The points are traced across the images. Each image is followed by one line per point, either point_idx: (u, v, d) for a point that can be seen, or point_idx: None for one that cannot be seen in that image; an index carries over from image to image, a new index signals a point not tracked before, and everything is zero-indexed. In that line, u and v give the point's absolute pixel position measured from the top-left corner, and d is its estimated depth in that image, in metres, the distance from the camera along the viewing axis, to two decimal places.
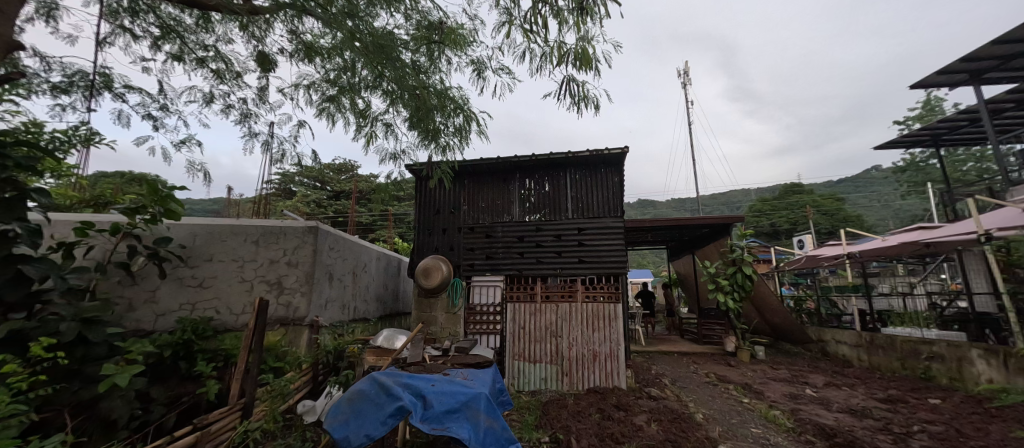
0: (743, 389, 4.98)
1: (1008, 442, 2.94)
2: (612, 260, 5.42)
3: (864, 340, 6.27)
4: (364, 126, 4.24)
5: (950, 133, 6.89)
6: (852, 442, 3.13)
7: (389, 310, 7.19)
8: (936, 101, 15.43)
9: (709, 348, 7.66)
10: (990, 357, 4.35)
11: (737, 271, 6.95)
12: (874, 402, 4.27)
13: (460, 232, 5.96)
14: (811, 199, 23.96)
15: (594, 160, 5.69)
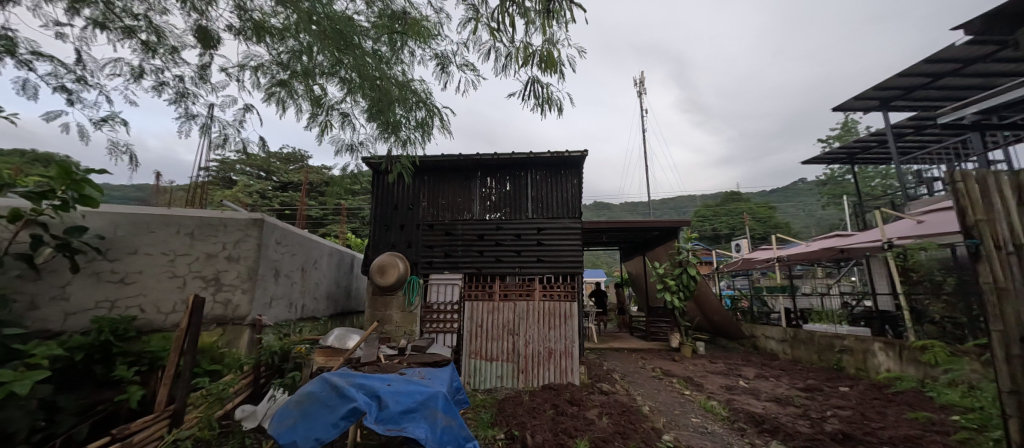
0: (685, 382, 5.32)
1: (901, 423, 3.39)
2: (570, 260, 5.57)
3: (789, 335, 6.94)
4: (319, 114, 4.03)
5: (863, 152, 7.80)
6: (776, 427, 3.45)
7: (340, 308, 6.88)
8: (853, 124, 17.44)
9: (657, 344, 8.10)
10: (889, 349, 4.98)
11: (683, 272, 7.41)
12: (795, 391, 4.74)
13: (418, 229, 5.84)
14: (749, 206, 26.14)
15: (555, 162, 5.82)
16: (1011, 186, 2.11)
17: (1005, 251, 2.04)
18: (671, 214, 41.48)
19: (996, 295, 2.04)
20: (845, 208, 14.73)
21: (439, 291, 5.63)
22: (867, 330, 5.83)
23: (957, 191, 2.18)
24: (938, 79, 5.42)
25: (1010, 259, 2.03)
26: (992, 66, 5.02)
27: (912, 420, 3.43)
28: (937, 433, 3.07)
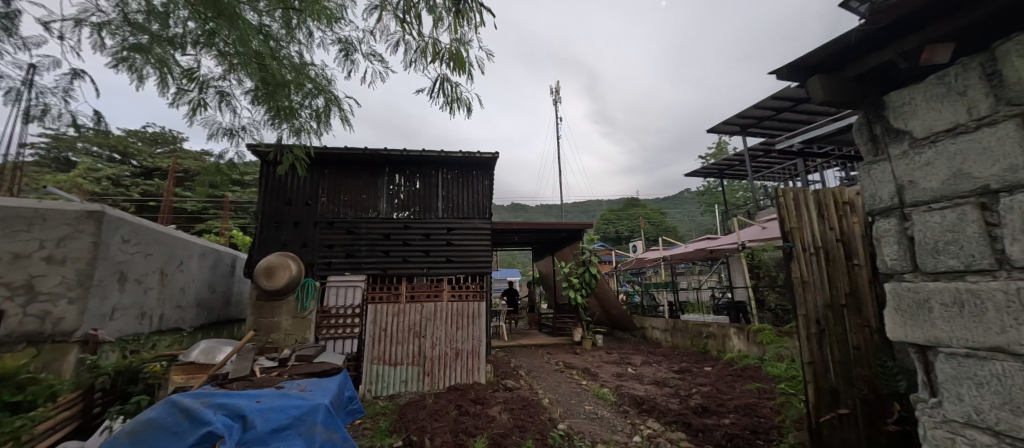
0: (582, 373, 5.73)
1: (742, 394, 4.13)
2: (479, 260, 5.63)
3: (670, 325, 7.97)
4: (189, 91, 3.46)
5: (728, 169, 9.32)
6: (652, 407, 3.94)
7: (214, 317, 5.96)
8: (724, 144, 20.85)
9: (562, 339, 8.67)
10: (740, 333, 6.01)
11: (586, 271, 8.08)
12: (671, 374, 5.47)
13: (316, 227, 5.36)
14: (647, 212, 29.54)
15: (469, 161, 5.84)
16: (813, 203, 2.70)
17: (809, 252, 2.59)
18: (586, 217, 44.69)
19: (800, 287, 2.53)
20: (717, 215, 17.54)
21: (338, 293, 5.32)
22: (726, 318, 6.99)
23: (780, 204, 2.68)
24: (778, 113, 6.70)
25: (810, 258, 2.58)
26: (812, 107, 6.38)
27: (751, 392, 4.18)
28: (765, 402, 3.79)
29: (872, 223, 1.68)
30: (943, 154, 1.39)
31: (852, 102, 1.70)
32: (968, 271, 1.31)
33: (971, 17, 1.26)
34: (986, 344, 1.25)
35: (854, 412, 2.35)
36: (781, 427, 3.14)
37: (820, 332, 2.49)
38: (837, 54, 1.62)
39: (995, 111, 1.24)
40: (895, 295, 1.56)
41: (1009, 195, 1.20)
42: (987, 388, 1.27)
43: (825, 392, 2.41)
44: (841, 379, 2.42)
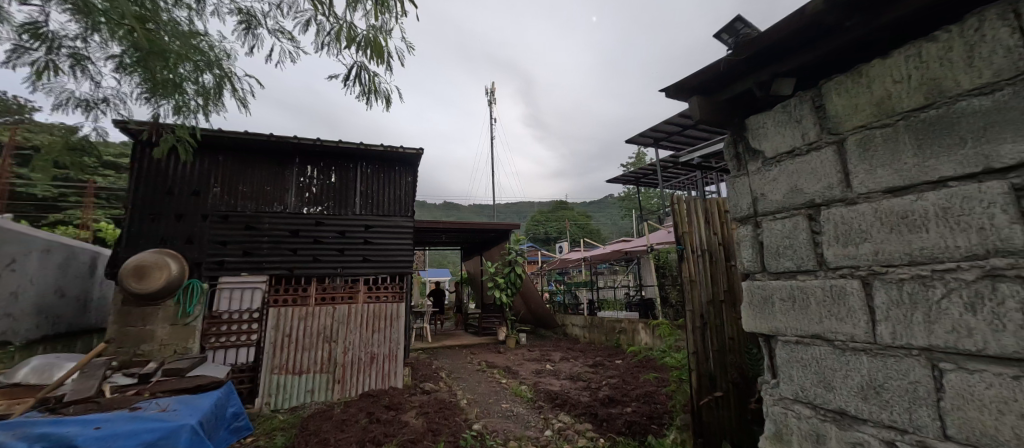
0: (503, 371, 6.02)
1: (639, 383, 4.59)
2: (397, 260, 5.70)
3: (588, 321, 8.44)
4: (30, 49, 2.77)
5: (642, 178, 10.21)
6: (564, 401, 4.15)
7: (60, 327, 4.89)
8: (643, 155, 22.93)
9: (486, 339, 8.86)
10: (646, 328, 6.63)
11: (511, 270, 8.53)
12: (586, 367, 5.83)
13: (208, 221, 5.04)
14: (577, 215, 31.35)
15: (388, 157, 5.88)
16: (701, 211, 3.07)
17: (696, 254, 2.94)
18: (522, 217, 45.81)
19: (689, 285, 2.87)
20: (635, 219, 19.25)
21: (230, 297, 5.00)
22: (635, 314, 7.72)
23: (674, 211, 2.97)
24: (684, 130, 7.50)
25: (697, 259, 2.94)
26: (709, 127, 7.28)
27: (652, 382, 4.63)
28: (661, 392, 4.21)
29: (734, 229, 1.95)
30: (786, 173, 1.69)
31: (724, 122, 1.96)
32: (799, 271, 1.62)
33: (809, 55, 1.53)
34: (810, 331, 1.56)
35: (727, 394, 2.75)
36: (671, 411, 3.52)
37: (703, 324, 2.84)
38: (710, 80, 1.84)
39: (819, 139, 1.57)
40: (750, 292, 1.84)
41: (827, 208, 1.52)
42: (810, 368, 1.57)
43: (706, 378, 2.74)
44: (717, 366, 2.79)
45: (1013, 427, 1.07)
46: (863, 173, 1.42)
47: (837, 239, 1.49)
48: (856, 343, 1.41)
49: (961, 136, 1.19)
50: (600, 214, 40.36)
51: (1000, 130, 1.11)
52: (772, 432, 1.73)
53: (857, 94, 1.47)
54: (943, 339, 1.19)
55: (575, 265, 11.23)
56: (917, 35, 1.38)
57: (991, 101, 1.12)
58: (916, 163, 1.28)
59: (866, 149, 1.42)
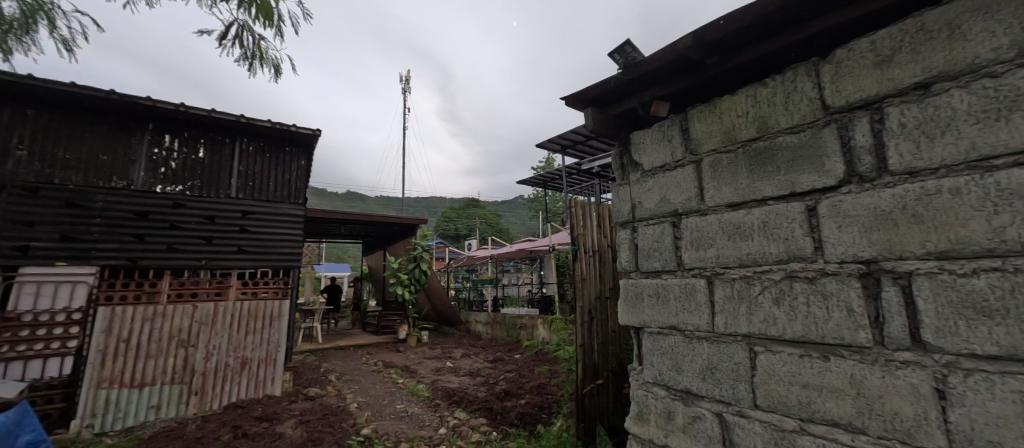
0: (403, 372, 5.86)
1: (532, 374, 4.99)
2: (280, 252, 5.25)
3: (492, 317, 8.65)
4: None
5: (549, 181, 10.77)
6: (461, 397, 4.20)
7: None
8: (552, 161, 24.62)
9: (386, 338, 8.54)
10: (544, 324, 7.11)
11: (416, 267, 8.42)
12: (485, 363, 6.06)
13: (8, 194, 4.03)
14: (487, 215, 32.27)
15: (275, 135, 5.40)
16: (595, 214, 3.36)
17: (588, 254, 3.21)
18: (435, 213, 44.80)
19: (580, 283, 3.12)
20: (541, 221, 20.61)
21: (34, 294, 4.01)
22: (535, 310, 8.31)
23: (572, 214, 3.18)
24: (585, 141, 8.22)
25: (589, 258, 3.22)
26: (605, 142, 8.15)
27: (544, 375, 4.99)
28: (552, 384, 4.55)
29: (616, 232, 2.15)
30: (658, 184, 1.93)
31: (612, 134, 2.15)
32: (662, 271, 1.87)
33: (676, 85, 1.78)
34: (669, 323, 1.82)
35: (607, 381, 3.10)
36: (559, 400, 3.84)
37: (590, 318, 3.12)
38: (601, 95, 2.01)
39: (683, 157, 1.83)
40: (626, 289, 2.05)
41: (686, 217, 1.78)
42: (667, 355, 1.82)
43: (591, 368, 3.03)
44: (601, 356, 3.11)
45: (797, 393, 1.38)
46: (712, 189, 1.70)
47: (691, 243, 1.75)
48: (701, 332, 1.68)
49: (778, 163, 1.49)
50: (512, 214, 41.84)
51: (801, 162, 1.43)
52: (636, 414, 1.96)
53: (711, 122, 1.74)
54: (758, 326, 1.49)
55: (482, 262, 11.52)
56: (750, 80, 1.70)
57: (799, 139, 1.44)
58: (748, 184, 1.57)
59: (716, 168, 1.69)
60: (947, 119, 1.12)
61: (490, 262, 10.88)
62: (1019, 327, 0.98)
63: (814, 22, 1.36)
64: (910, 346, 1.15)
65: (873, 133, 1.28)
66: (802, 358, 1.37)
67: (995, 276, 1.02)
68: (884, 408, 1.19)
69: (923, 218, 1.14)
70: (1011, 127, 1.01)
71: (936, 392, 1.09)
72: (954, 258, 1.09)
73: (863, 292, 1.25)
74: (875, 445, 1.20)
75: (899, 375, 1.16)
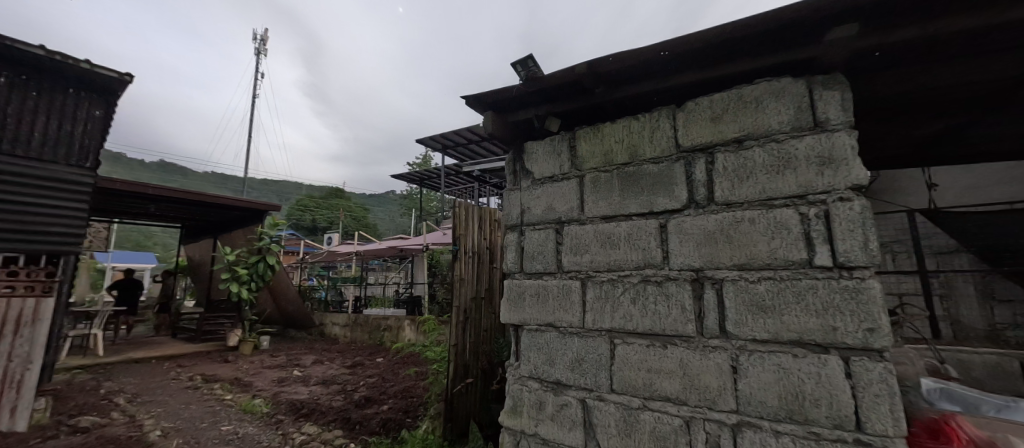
0: (232, 386, 4.85)
1: (395, 379, 4.95)
2: (48, 233, 3.76)
3: (350, 321, 8.39)
4: None
5: (427, 180, 10.06)
6: (312, 409, 3.71)
7: None
8: (430, 160, 24.53)
9: (209, 346, 7.01)
10: (411, 324, 7.05)
11: (260, 261, 7.12)
12: (342, 371, 5.71)
13: None
14: (352, 208, 29.93)
15: (55, 68, 3.83)
16: (475, 217, 3.47)
17: (467, 256, 3.29)
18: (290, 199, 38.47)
19: (458, 283, 3.16)
20: (412, 219, 20.25)
21: None
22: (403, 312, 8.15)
23: (454, 214, 3.21)
24: (467, 145, 8.43)
25: (468, 260, 3.30)
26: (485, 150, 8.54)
27: (407, 378, 4.86)
28: (416, 387, 4.47)
29: (503, 234, 2.22)
30: (545, 193, 2.07)
31: (507, 141, 2.23)
32: (544, 272, 2.02)
33: (570, 104, 1.97)
34: (546, 320, 1.97)
35: (475, 379, 3.23)
36: (426, 402, 3.79)
37: (464, 318, 3.21)
38: (502, 100, 2.06)
39: (570, 171, 2.02)
40: (509, 289, 2.14)
41: (568, 225, 1.97)
42: (542, 349, 1.97)
43: (461, 367, 3.10)
44: (471, 355, 3.24)
45: (642, 377, 1.66)
46: (590, 202, 1.92)
47: (571, 249, 1.94)
48: (573, 328, 1.87)
49: (642, 186, 1.78)
50: (383, 209, 39.61)
51: (659, 188, 1.74)
52: (509, 408, 2.05)
53: (594, 142, 1.96)
54: (617, 322, 1.75)
55: (344, 259, 10.60)
56: (625, 113, 2.00)
57: (658, 168, 1.74)
58: (619, 200, 1.83)
59: (595, 184, 1.91)
60: (750, 168, 1.55)
61: (355, 259, 10.02)
62: (779, 319, 1.43)
63: (676, 76, 1.69)
64: (718, 334, 1.54)
65: (706, 172, 1.65)
66: (648, 347, 1.66)
67: (769, 282, 1.45)
68: (699, 383, 1.54)
69: (732, 238, 1.54)
70: (784, 180, 1.47)
71: (732, 367, 1.48)
72: (748, 269, 1.50)
73: (692, 294, 1.60)
74: (691, 412, 1.54)
75: (710, 356, 1.53)
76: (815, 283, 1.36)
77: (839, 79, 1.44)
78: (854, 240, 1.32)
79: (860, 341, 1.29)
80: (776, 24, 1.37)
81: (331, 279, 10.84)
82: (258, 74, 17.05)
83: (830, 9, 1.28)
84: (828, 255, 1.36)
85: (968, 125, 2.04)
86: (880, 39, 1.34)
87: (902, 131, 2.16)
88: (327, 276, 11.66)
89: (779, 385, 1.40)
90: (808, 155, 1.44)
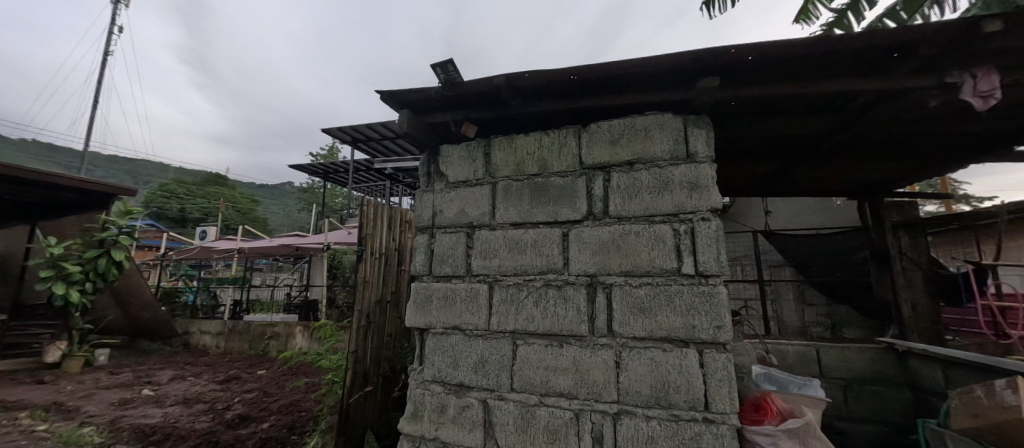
0: (46, 415, 3.80)
1: (280, 392, 4.45)
2: None
3: (227, 328, 7.22)
4: None
5: (333, 173, 8.92)
6: (168, 436, 3.21)
7: None
8: (338, 151, 22.54)
9: (13, 365, 5.52)
10: (304, 331, 6.41)
11: (100, 256, 5.76)
12: (210, 387, 4.88)
13: None
14: (238, 197, 25.85)
15: None
16: (385, 216, 3.31)
17: (374, 257, 3.11)
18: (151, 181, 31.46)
19: (362, 285, 2.96)
20: (313, 215, 18.33)
21: None
22: (295, 317, 7.34)
23: (362, 212, 3.01)
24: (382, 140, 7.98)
25: (375, 261, 3.12)
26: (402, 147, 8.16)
27: (296, 391, 4.37)
28: (306, 401, 4.05)
29: (413, 236, 2.16)
30: (459, 196, 2.08)
31: (422, 142, 2.19)
32: (453, 276, 2.01)
33: (487, 112, 2.02)
34: (453, 323, 1.96)
35: (375, 387, 3.06)
36: (317, 417, 3.46)
37: (367, 323, 3.03)
38: (419, 100, 2.01)
39: (484, 177, 2.06)
40: (416, 292, 2.08)
41: (479, 230, 2.00)
42: (447, 352, 1.95)
43: (360, 375, 2.91)
44: (372, 362, 3.06)
45: (540, 375, 1.77)
46: (502, 209, 1.98)
47: (481, 253, 1.97)
48: (478, 331, 1.90)
49: (549, 197, 1.91)
50: (278, 201, 35.04)
51: (564, 199, 1.88)
52: (409, 414, 1.97)
53: (508, 151, 2.04)
54: (520, 324, 1.83)
55: (222, 256, 9.11)
56: (538, 128, 2.13)
57: (564, 181, 1.89)
58: (529, 208, 1.93)
59: (506, 191, 1.98)
60: (638, 188, 1.77)
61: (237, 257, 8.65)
62: (653, 319, 1.66)
63: (583, 99, 1.86)
64: (606, 333, 1.72)
65: (603, 188, 1.84)
66: (547, 347, 1.78)
67: (648, 287, 1.68)
68: (589, 378, 1.70)
69: (621, 248, 1.75)
70: (662, 200, 1.72)
71: (616, 362, 1.67)
72: (632, 275, 1.72)
73: (587, 297, 1.76)
74: (581, 405, 1.69)
75: (599, 353, 1.70)
76: (682, 288, 1.63)
77: (705, 121, 1.75)
78: (710, 253, 1.62)
79: (710, 336, 1.57)
80: (662, 68, 1.61)
81: (202, 280, 9.16)
82: (114, 25, 13.79)
83: (700, 63, 1.57)
84: (691, 265, 1.63)
85: (787, 168, 2.66)
86: (734, 93, 1.67)
87: (747, 169, 2.71)
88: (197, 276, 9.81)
89: (651, 376, 1.62)
90: (681, 181, 1.71)
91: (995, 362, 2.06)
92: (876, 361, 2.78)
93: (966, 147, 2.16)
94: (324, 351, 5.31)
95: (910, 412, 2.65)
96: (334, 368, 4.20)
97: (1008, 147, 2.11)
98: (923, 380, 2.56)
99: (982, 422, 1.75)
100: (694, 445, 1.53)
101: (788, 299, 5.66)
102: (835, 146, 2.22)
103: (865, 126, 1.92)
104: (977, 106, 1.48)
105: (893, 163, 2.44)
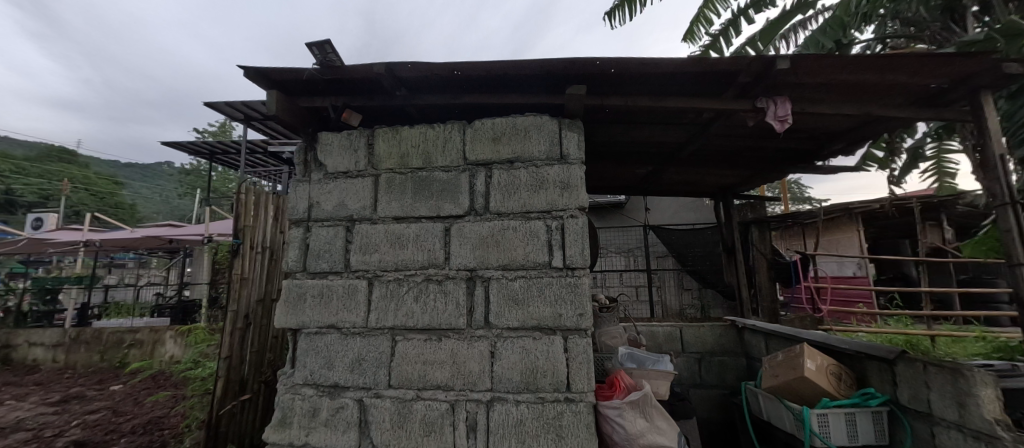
0: None
1: (134, 410, 3.79)
2: None
3: (69, 337, 5.91)
4: None
5: (221, 155, 7.66)
6: None
7: None
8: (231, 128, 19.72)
9: None
10: (175, 336, 5.64)
11: None
12: (39, 410, 3.98)
13: None
14: (91, 178, 21.06)
15: None
16: (269, 206, 2.97)
17: (254, 251, 2.78)
18: None
19: (239, 284, 2.62)
20: (197, 202, 15.86)
21: None
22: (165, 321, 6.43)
23: (240, 200, 2.67)
24: None
25: (255, 257, 2.78)
26: None
27: (157, 408, 3.77)
28: (171, 416, 3.53)
29: (287, 229, 1.99)
30: (338, 188, 1.96)
31: (297, 127, 2.01)
32: (330, 272, 1.91)
33: (371, 102, 1.93)
34: (328, 322, 1.86)
35: (255, 395, 2.77)
36: (181, 433, 3.03)
37: (245, 326, 2.71)
38: (293, 82, 1.85)
39: (366, 168, 1.98)
40: (289, 290, 1.92)
41: (359, 224, 1.91)
42: (321, 353, 1.85)
43: (235, 383, 2.62)
44: (251, 368, 2.76)
45: (417, 370, 1.76)
46: (384, 202, 1.92)
47: (359, 248, 1.89)
48: (355, 329, 1.83)
49: (431, 192, 1.90)
50: (152, 185, 29.49)
51: (446, 194, 1.89)
52: (277, 420, 1.83)
53: (392, 143, 1.97)
54: (399, 320, 1.80)
55: (61, 250, 7.37)
56: (427, 119, 2.10)
57: (447, 176, 1.90)
58: (412, 203, 1.89)
59: (389, 184, 1.93)
60: (517, 184, 1.85)
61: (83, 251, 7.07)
62: (525, 309, 1.75)
63: (468, 95, 1.88)
64: (482, 325, 1.77)
65: (484, 184, 1.88)
66: (426, 341, 1.78)
67: (522, 280, 1.77)
68: (465, 369, 1.74)
69: (499, 242, 1.81)
70: (537, 197, 1.83)
71: (490, 353, 1.73)
72: (508, 269, 1.80)
73: (465, 291, 1.79)
74: (456, 396, 1.73)
75: (475, 345, 1.75)
76: (551, 280, 1.75)
77: (578, 124, 1.89)
78: (576, 248, 1.74)
79: (574, 323, 1.71)
80: (538, 72, 1.69)
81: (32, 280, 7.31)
82: None
83: (571, 70, 1.68)
84: (561, 259, 1.76)
85: (658, 172, 3.02)
86: (599, 102, 1.84)
87: (627, 170, 3.02)
88: (25, 275, 7.80)
89: (521, 364, 1.71)
90: (555, 180, 1.82)
91: (795, 333, 2.61)
92: (723, 336, 3.32)
93: (782, 159, 2.68)
94: (199, 357, 4.67)
95: (742, 377, 3.25)
96: (207, 376, 3.72)
97: (810, 160, 2.67)
98: (753, 349, 3.14)
99: (779, 381, 2.19)
100: (556, 424, 1.65)
101: (671, 287, 6.49)
102: (691, 154, 2.58)
103: (709, 138, 2.27)
104: (776, 128, 1.82)
105: (735, 170, 2.92)
